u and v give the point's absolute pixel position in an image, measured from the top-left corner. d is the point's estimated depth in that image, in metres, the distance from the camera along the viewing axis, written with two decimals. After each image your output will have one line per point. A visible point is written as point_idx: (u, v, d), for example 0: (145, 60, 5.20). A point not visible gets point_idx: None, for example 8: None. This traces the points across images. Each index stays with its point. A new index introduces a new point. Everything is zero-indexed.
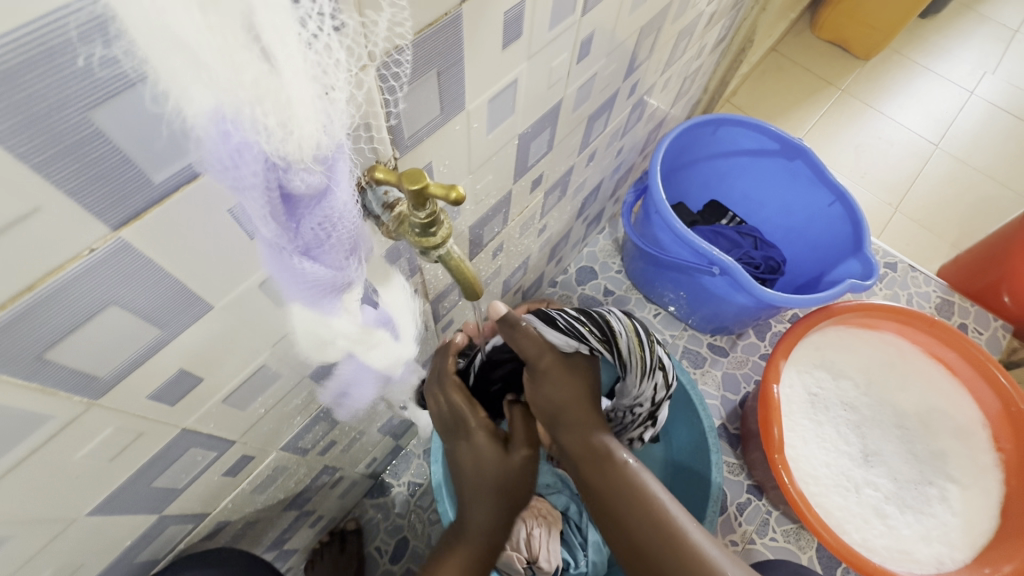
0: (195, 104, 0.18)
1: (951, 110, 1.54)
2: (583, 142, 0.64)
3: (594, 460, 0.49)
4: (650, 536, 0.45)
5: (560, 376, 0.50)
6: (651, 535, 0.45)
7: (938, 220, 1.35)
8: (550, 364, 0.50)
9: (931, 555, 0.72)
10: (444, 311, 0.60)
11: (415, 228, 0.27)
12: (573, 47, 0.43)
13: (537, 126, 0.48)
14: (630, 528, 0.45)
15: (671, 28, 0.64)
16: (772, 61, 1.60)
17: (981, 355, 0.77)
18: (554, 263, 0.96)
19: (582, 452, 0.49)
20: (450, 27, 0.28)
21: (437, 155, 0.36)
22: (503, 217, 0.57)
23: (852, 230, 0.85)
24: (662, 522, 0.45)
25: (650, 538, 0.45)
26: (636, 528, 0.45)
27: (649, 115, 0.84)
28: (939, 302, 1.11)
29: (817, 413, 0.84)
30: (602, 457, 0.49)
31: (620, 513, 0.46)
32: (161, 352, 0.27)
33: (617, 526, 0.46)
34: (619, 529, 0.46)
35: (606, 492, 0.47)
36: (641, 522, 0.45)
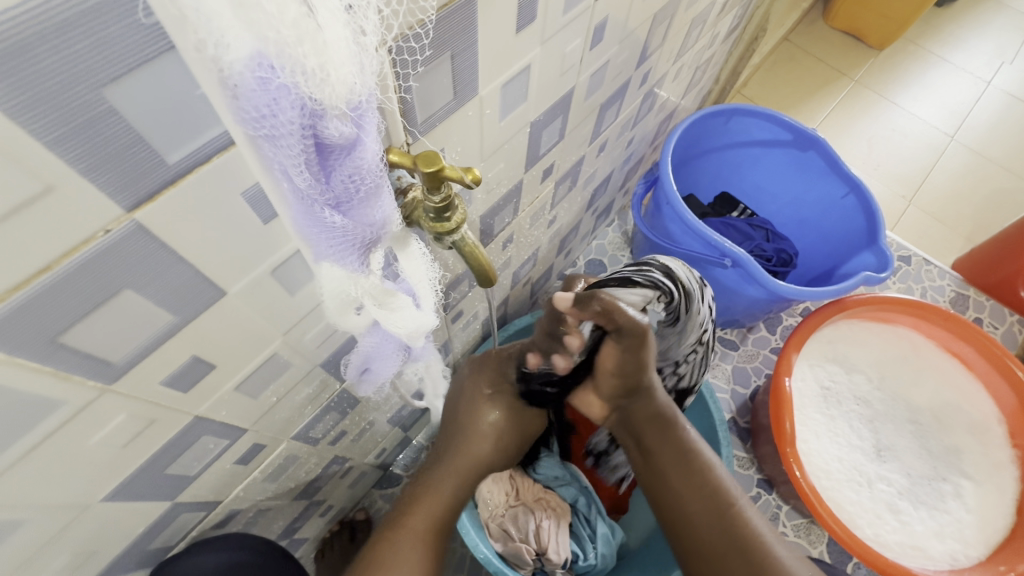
0: (232, 49, 0.16)
1: (967, 101, 1.51)
2: (594, 132, 0.63)
3: (658, 428, 0.54)
4: (704, 501, 0.49)
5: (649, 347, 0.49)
6: (705, 501, 0.49)
7: (952, 213, 1.33)
8: (646, 334, 0.47)
9: (944, 552, 0.71)
10: (454, 301, 0.60)
11: (429, 212, 0.27)
12: (587, 33, 0.42)
13: (549, 114, 0.47)
14: (688, 491, 0.51)
15: (684, 16, 0.63)
16: (784, 51, 1.57)
17: (996, 348, 0.76)
18: (563, 255, 0.95)
19: (646, 419, 0.54)
20: (465, 7, 0.28)
21: (449, 142, 0.35)
22: (513, 208, 0.56)
23: (867, 222, 0.84)
24: (717, 491, 0.50)
25: (702, 503, 0.50)
26: (690, 494, 0.50)
27: (660, 105, 0.82)
28: (953, 296, 1.09)
29: (829, 407, 0.83)
30: (665, 424, 0.53)
31: (678, 476, 0.52)
32: (174, 339, 0.27)
33: (673, 487, 0.52)
34: (675, 491, 0.51)
35: (668, 457, 0.53)
36: (697, 487, 0.50)
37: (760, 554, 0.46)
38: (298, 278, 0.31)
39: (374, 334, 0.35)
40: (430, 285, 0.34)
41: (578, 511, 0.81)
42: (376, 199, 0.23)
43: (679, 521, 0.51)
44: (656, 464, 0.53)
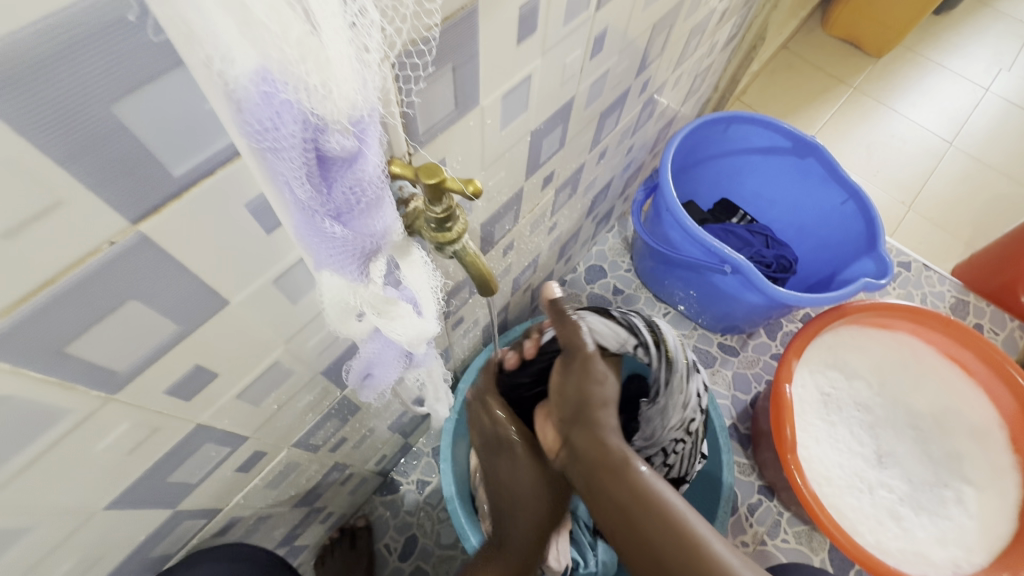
0: (239, 64, 0.16)
1: (965, 108, 1.52)
2: (594, 139, 0.63)
3: (611, 472, 0.50)
4: (669, 543, 0.45)
5: (596, 376, 0.57)
6: (670, 543, 0.45)
7: (951, 219, 1.33)
8: (590, 357, 0.58)
9: (946, 558, 0.71)
10: (454, 308, 0.60)
11: (431, 223, 0.27)
12: (587, 44, 0.43)
13: (550, 123, 0.47)
14: (651, 536, 0.46)
15: (683, 25, 0.63)
16: (783, 58, 1.58)
17: (995, 353, 0.76)
18: (563, 261, 0.96)
19: (599, 461, 0.51)
20: (466, 21, 0.28)
21: (450, 152, 0.36)
22: (514, 215, 0.57)
23: (866, 228, 0.84)
24: (676, 524, 0.46)
25: (668, 545, 0.45)
26: (649, 531, 0.46)
27: (659, 113, 0.83)
28: (954, 302, 1.09)
29: (829, 413, 0.83)
30: (620, 465, 0.50)
31: (640, 523, 0.47)
32: (178, 347, 0.27)
33: (636, 537, 0.47)
34: (638, 539, 0.47)
35: (627, 503, 0.48)
36: (660, 529, 0.46)
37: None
38: (301, 287, 0.31)
39: (375, 341, 0.35)
40: (432, 293, 0.35)
41: (579, 518, 0.81)
42: (377, 209, 0.24)
43: (649, 570, 0.46)
44: (616, 512, 0.49)
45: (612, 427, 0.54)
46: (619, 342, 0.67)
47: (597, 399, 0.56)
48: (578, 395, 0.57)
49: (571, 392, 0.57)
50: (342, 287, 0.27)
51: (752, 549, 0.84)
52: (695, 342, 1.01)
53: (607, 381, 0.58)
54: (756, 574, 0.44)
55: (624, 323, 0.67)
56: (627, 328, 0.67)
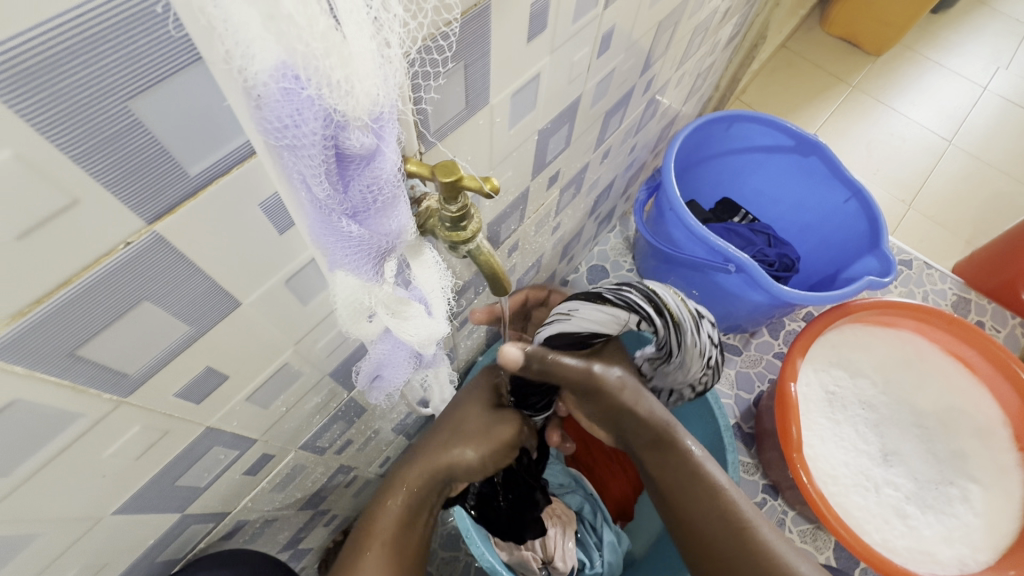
0: (258, 60, 0.16)
1: (964, 106, 1.52)
2: (599, 138, 0.63)
3: (660, 454, 0.51)
4: (717, 524, 0.48)
5: (612, 389, 0.50)
6: (717, 522, 0.48)
7: (951, 217, 1.33)
8: (599, 382, 0.49)
9: (953, 556, 0.71)
10: (460, 308, 0.60)
11: (445, 221, 0.27)
12: (594, 42, 0.43)
13: (556, 122, 0.47)
14: (701, 515, 0.49)
15: (687, 24, 0.63)
16: (782, 57, 1.59)
17: (1000, 353, 0.76)
18: (566, 261, 0.96)
19: (647, 444, 0.51)
20: (479, 18, 0.28)
21: (460, 151, 0.36)
22: (520, 214, 0.56)
23: (869, 226, 0.84)
24: (726, 510, 0.48)
25: (715, 525, 0.48)
26: (700, 518, 0.49)
27: (662, 112, 0.83)
28: (955, 300, 1.09)
29: (834, 411, 0.83)
30: (669, 450, 0.50)
31: (690, 503, 0.49)
32: (189, 349, 0.26)
33: (684, 515, 0.50)
34: (688, 518, 0.49)
35: (678, 482, 0.50)
36: (709, 512, 0.48)
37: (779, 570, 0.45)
38: (312, 287, 0.31)
39: (384, 342, 0.35)
40: (443, 292, 0.34)
41: (584, 519, 0.81)
42: (393, 208, 0.23)
43: (697, 544, 0.49)
44: (666, 491, 0.50)
45: (656, 407, 0.51)
46: (619, 323, 0.51)
47: (629, 400, 0.50)
48: (610, 402, 0.51)
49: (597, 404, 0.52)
50: (357, 284, 0.26)
51: None
52: None
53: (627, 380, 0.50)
54: (797, 552, 0.47)
55: (621, 302, 0.51)
56: (628, 308, 0.50)
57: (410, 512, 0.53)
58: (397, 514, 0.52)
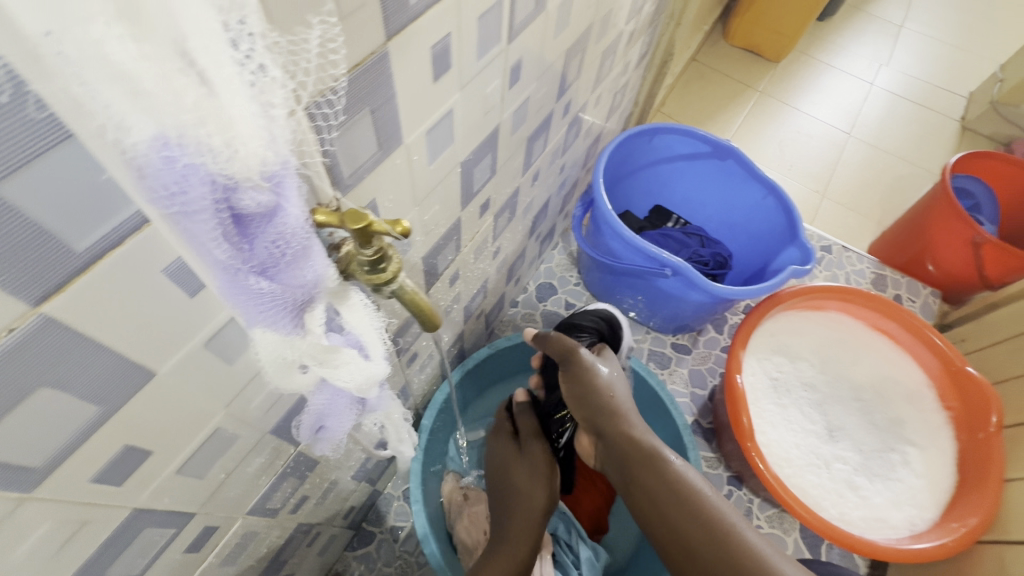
0: (135, 132, 0.15)
1: (858, 101, 1.68)
2: (526, 162, 0.65)
3: (641, 465, 0.54)
4: (702, 531, 0.49)
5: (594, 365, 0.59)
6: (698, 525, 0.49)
7: (862, 202, 1.46)
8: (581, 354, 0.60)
9: (903, 519, 0.75)
10: (406, 344, 0.60)
11: (363, 265, 0.26)
12: (504, 74, 0.44)
13: (478, 151, 0.48)
14: (681, 521, 0.50)
15: (596, 49, 0.66)
16: (693, 70, 1.70)
17: (918, 323, 0.84)
18: (513, 283, 0.97)
19: (631, 455, 0.55)
20: (378, 65, 0.28)
21: (380, 192, 0.36)
22: (455, 244, 0.57)
23: (786, 219, 0.90)
24: (710, 517, 0.49)
25: (697, 528, 0.49)
26: (687, 524, 0.50)
27: (586, 130, 0.87)
28: (874, 277, 1.19)
29: (780, 396, 0.85)
30: (649, 458, 0.54)
31: (673, 506, 0.51)
32: (102, 430, 0.25)
33: (666, 518, 0.51)
34: (670, 520, 0.51)
35: (658, 487, 0.52)
36: (693, 518, 0.49)
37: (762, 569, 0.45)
38: (236, 347, 0.30)
39: (323, 391, 0.35)
40: (378, 333, 0.35)
41: (558, 539, 0.80)
42: (305, 259, 0.23)
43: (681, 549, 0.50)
44: (651, 494, 0.53)
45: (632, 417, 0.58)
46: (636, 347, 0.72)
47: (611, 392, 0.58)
48: (588, 393, 0.58)
49: (580, 385, 0.59)
50: (278, 337, 0.26)
51: None
52: (649, 346, 1.04)
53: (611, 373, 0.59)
54: (781, 556, 0.47)
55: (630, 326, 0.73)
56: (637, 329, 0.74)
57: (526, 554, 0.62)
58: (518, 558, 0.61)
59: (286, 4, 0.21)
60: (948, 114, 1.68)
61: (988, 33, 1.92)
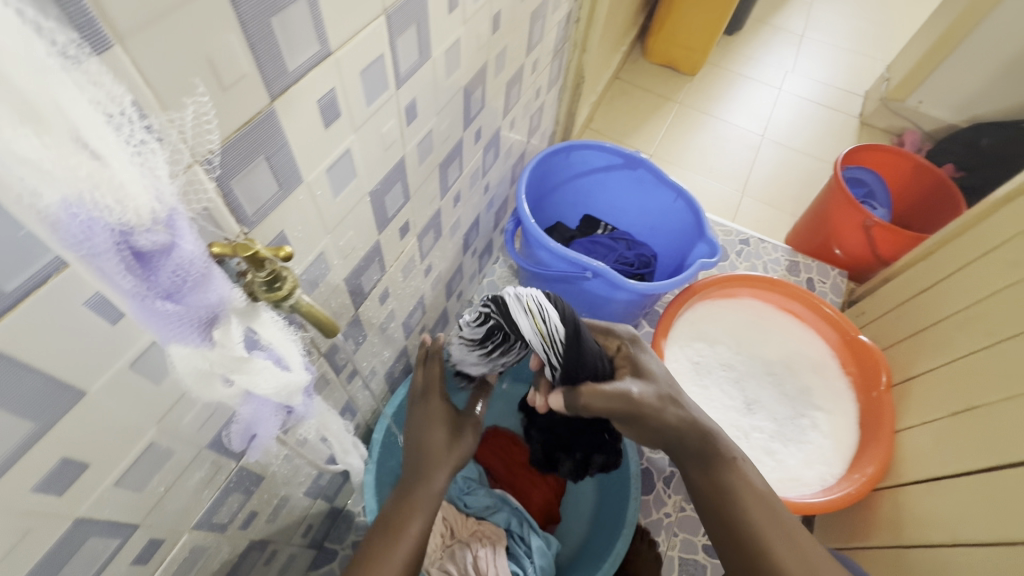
0: (45, 198, 0.21)
1: (768, 106, 1.84)
2: (443, 186, 0.72)
3: (712, 462, 0.63)
4: (774, 529, 0.58)
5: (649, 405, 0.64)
6: (752, 520, 0.59)
7: (778, 197, 1.60)
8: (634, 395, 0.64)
9: (814, 476, 0.83)
10: (342, 361, 0.65)
11: (261, 286, 0.32)
12: (398, 114, 0.51)
13: (386, 181, 0.55)
14: (739, 513, 0.59)
15: (499, 81, 0.74)
16: (618, 87, 1.82)
17: (816, 300, 0.95)
18: (454, 298, 1.03)
19: (708, 461, 0.63)
20: (265, 121, 0.34)
21: (287, 224, 0.42)
22: (379, 265, 0.63)
23: (694, 218, 1.00)
24: (785, 520, 0.59)
25: (771, 528, 0.58)
26: (763, 524, 0.58)
27: (506, 151, 0.94)
28: (788, 264, 1.27)
29: (701, 378, 0.93)
30: (728, 463, 0.63)
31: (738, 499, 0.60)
32: (39, 444, 0.29)
33: (725, 509, 0.60)
34: (734, 513, 0.59)
35: (723, 477, 0.62)
36: (770, 519, 0.58)
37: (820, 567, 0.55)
38: (160, 367, 0.35)
39: (248, 403, 0.40)
40: (292, 345, 0.40)
41: (512, 533, 0.85)
42: (206, 284, 0.29)
43: (729, 532, 0.59)
44: (721, 490, 0.61)
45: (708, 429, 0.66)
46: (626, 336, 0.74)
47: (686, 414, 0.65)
48: (652, 421, 0.64)
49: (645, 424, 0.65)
50: (189, 350, 0.31)
51: (674, 518, 0.91)
52: None
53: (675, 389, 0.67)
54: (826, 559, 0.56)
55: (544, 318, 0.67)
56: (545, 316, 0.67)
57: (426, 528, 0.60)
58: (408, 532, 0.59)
59: (167, 86, 0.27)
60: (848, 112, 1.85)
61: (878, 36, 2.13)
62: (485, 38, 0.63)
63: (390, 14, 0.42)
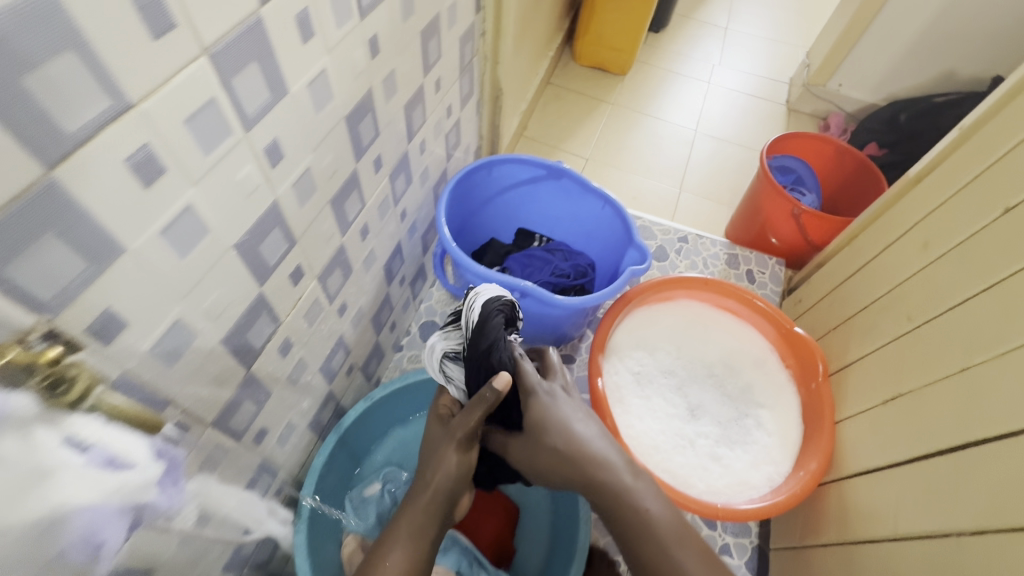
0: None
1: (699, 99, 1.86)
2: (342, 222, 0.67)
3: (617, 510, 0.61)
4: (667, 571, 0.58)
5: (526, 454, 0.67)
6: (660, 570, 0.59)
7: (715, 190, 1.61)
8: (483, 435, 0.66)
9: (762, 477, 0.82)
10: (240, 425, 0.59)
11: (49, 392, 0.33)
12: (257, 157, 0.46)
13: (257, 230, 0.50)
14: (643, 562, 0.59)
15: (393, 105, 0.70)
16: (550, 92, 1.81)
17: (748, 295, 0.95)
18: (386, 330, 0.98)
19: (609, 506, 0.62)
20: (43, 195, 0.30)
21: (113, 298, 0.37)
22: (270, 317, 0.57)
23: (623, 224, 0.98)
24: (675, 560, 0.58)
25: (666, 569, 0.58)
26: (657, 562, 0.59)
27: (422, 174, 0.90)
28: (727, 257, 1.26)
29: (644, 388, 0.90)
30: (630, 509, 0.61)
31: (646, 550, 0.60)
32: None
33: (631, 549, 0.61)
34: (637, 553, 0.60)
35: (631, 531, 0.60)
36: (664, 560, 0.59)
37: None
38: None
39: (82, 516, 0.36)
40: (118, 438, 0.38)
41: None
42: None
43: None
44: (625, 532, 0.61)
45: (613, 468, 0.63)
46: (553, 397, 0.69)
47: (582, 461, 0.63)
48: (545, 463, 0.65)
49: (539, 465, 0.66)
50: None
51: None
52: None
53: (577, 434, 0.65)
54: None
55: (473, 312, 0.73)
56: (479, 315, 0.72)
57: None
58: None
59: None
60: (776, 99, 1.89)
61: (796, 23, 2.19)
62: (363, 64, 0.59)
63: (215, 53, 0.38)
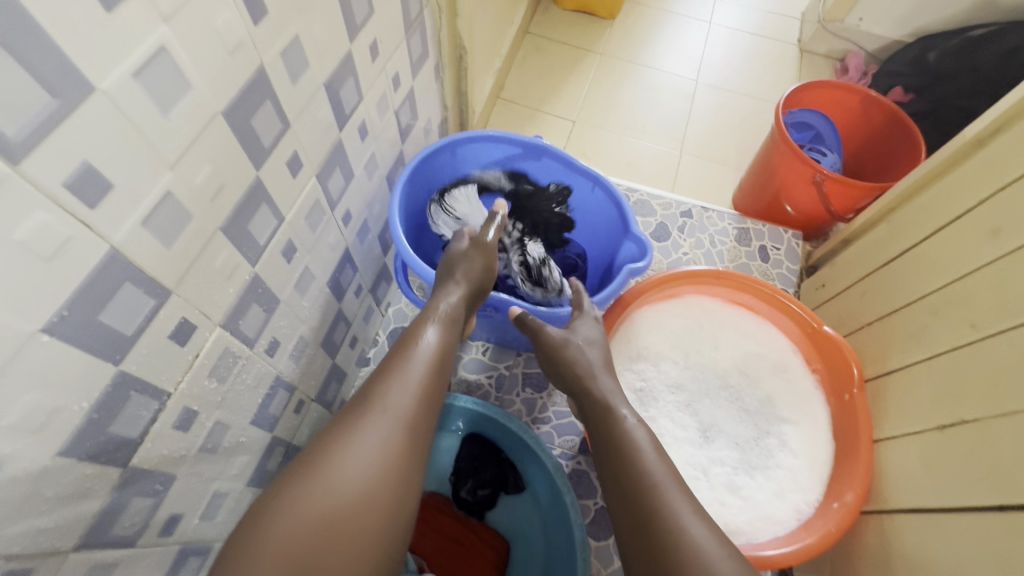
0: None
1: (698, 43, 1.63)
2: (250, 248, 0.51)
3: (604, 417, 0.60)
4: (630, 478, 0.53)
5: (556, 343, 0.67)
6: (631, 487, 0.53)
7: (719, 151, 1.43)
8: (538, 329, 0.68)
9: (789, 510, 0.70)
10: (129, 528, 0.46)
11: None
12: (52, 199, 0.30)
13: (85, 299, 0.35)
14: (615, 477, 0.54)
15: (308, 83, 0.52)
16: (529, 44, 1.59)
17: (769, 290, 0.81)
18: (345, 349, 0.84)
19: (594, 412, 0.62)
20: None
21: None
22: (147, 395, 0.43)
23: (617, 210, 0.83)
24: (641, 465, 0.54)
25: (628, 480, 0.53)
26: (624, 474, 0.54)
27: (369, 164, 0.73)
28: (736, 233, 1.11)
29: (647, 409, 0.77)
30: (610, 414, 0.60)
31: (616, 466, 0.55)
32: None
33: (606, 460, 0.57)
34: (615, 466, 0.55)
35: (609, 447, 0.57)
36: (629, 470, 0.54)
37: (666, 519, 0.49)
38: None
39: None
40: None
41: None
42: None
43: (614, 502, 0.54)
44: (606, 441, 0.58)
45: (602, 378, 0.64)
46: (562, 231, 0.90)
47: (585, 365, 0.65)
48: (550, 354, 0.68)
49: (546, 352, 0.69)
50: None
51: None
52: (523, 369, 0.92)
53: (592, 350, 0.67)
54: (699, 517, 0.50)
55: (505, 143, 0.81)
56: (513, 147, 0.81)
57: (381, 486, 0.48)
58: (400, 416, 0.51)
59: None
60: (786, 39, 1.67)
61: None
62: (244, 33, 0.41)
63: None
